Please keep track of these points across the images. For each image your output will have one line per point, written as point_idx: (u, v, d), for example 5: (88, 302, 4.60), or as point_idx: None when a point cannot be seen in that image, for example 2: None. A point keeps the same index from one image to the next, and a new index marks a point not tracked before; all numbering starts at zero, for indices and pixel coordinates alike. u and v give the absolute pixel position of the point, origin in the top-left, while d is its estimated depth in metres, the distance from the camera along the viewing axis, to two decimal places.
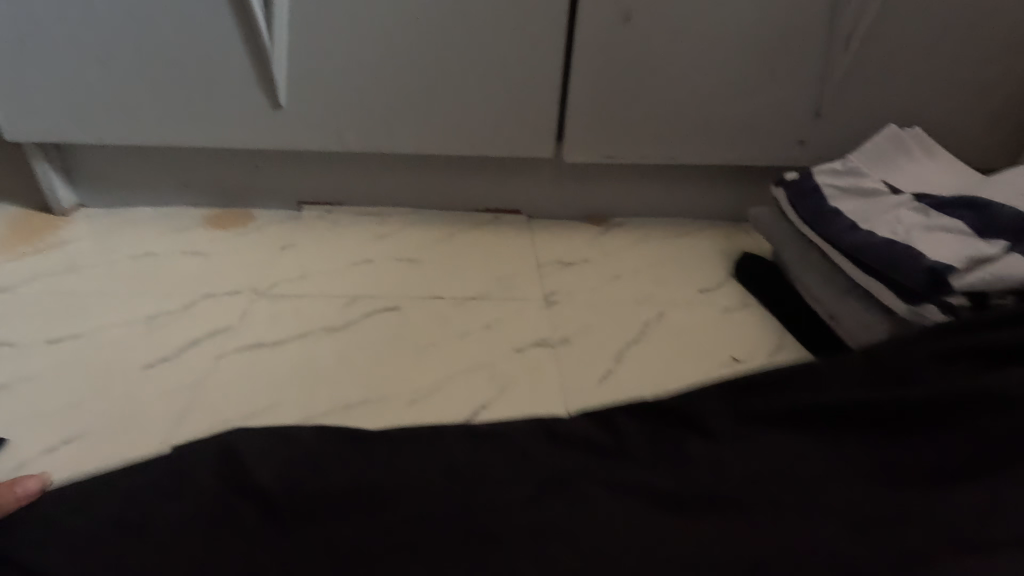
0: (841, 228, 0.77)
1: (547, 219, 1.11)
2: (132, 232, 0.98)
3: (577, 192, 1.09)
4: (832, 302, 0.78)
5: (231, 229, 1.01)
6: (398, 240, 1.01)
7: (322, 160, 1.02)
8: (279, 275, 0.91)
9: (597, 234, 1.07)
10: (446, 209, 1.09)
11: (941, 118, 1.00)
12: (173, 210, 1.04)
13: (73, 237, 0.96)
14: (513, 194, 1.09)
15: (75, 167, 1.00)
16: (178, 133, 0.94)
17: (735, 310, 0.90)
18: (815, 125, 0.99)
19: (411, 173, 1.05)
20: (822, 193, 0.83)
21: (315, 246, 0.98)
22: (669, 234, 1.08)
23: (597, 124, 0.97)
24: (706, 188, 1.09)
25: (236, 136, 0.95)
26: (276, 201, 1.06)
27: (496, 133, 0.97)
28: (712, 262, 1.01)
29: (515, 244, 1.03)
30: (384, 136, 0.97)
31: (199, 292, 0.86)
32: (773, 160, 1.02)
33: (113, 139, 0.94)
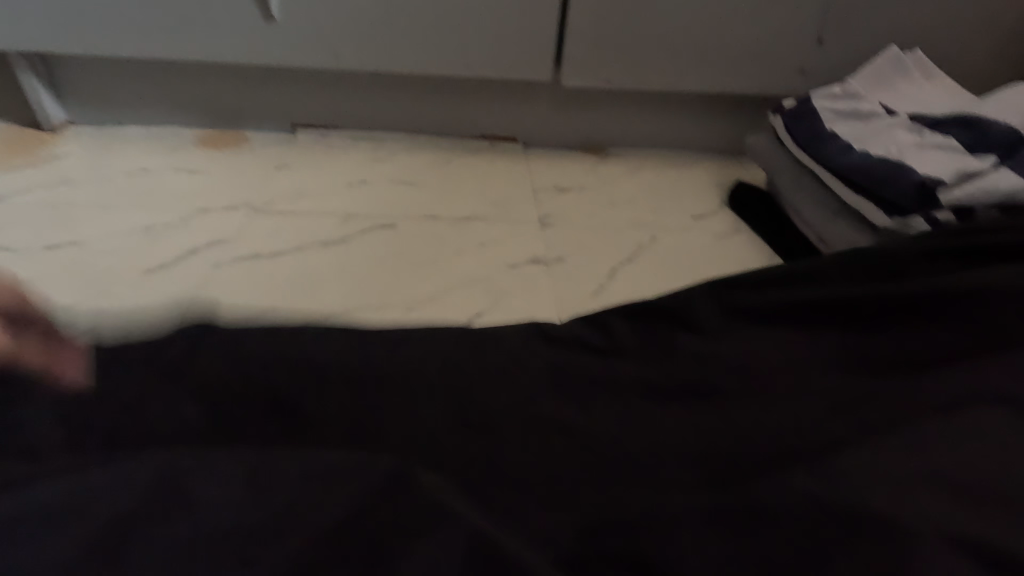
0: (835, 150, 0.78)
1: (544, 148, 1.10)
2: (125, 149, 0.97)
3: (574, 119, 1.08)
4: (822, 224, 0.80)
5: (225, 149, 1.00)
6: (393, 163, 1.01)
7: (316, 79, 1.01)
8: (274, 192, 0.91)
9: (593, 162, 1.07)
10: (443, 135, 1.09)
11: (943, 47, 0.99)
12: (165, 129, 1.03)
13: (65, 152, 0.96)
14: (509, 120, 1.08)
15: (63, 81, 0.98)
16: (168, 45, 0.92)
17: (726, 235, 0.91)
18: (816, 51, 0.98)
19: (407, 95, 1.04)
20: (819, 117, 0.83)
21: (310, 166, 0.98)
22: (665, 164, 1.08)
23: (596, 45, 0.95)
24: (705, 118, 1.08)
25: (227, 49, 0.93)
26: (270, 122, 1.05)
27: (493, 53, 0.96)
28: (706, 191, 1.02)
29: (511, 169, 1.03)
30: (379, 53, 0.95)
31: (194, 206, 0.86)
32: (772, 89, 1.02)
33: (101, 50, 0.92)
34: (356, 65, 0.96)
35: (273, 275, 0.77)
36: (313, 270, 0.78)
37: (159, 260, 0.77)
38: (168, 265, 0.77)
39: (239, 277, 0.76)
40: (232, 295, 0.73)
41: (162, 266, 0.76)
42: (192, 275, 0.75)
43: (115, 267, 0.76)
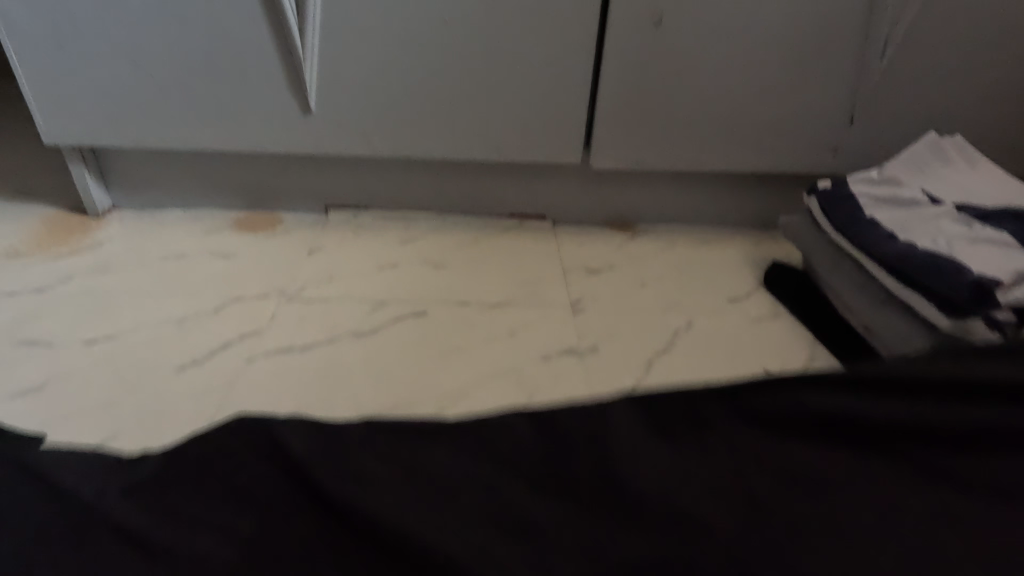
0: (877, 238, 0.75)
1: (572, 226, 1.10)
2: (164, 234, 1.00)
3: (603, 198, 1.08)
4: (868, 314, 0.76)
5: (259, 233, 1.02)
6: (423, 244, 1.01)
7: (350, 165, 1.03)
8: (307, 278, 0.91)
9: (622, 240, 1.06)
10: (471, 214, 1.09)
11: (979, 125, 0.98)
12: (202, 212, 1.05)
13: (107, 238, 0.98)
14: (538, 200, 1.08)
15: (110, 170, 1.03)
16: (211, 136, 0.96)
17: (764, 320, 0.88)
18: (848, 132, 0.97)
19: (437, 178, 1.05)
20: (857, 201, 0.81)
21: (342, 249, 0.99)
22: (697, 242, 1.06)
23: (627, 130, 0.96)
24: (736, 194, 1.07)
25: (267, 139, 0.96)
26: (304, 205, 1.07)
27: (523, 138, 0.97)
28: (739, 270, 0.99)
29: (541, 250, 1.02)
30: (412, 139, 0.97)
31: (228, 295, 0.87)
32: (803, 167, 1.01)
33: (148, 142, 0.96)
34: (389, 151, 0.98)
35: (304, 369, 0.76)
36: (343, 362, 0.77)
37: (191, 355, 0.77)
38: (200, 360, 0.76)
39: (270, 372, 0.75)
40: (262, 391, 0.73)
41: (195, 361, 0.76)
42: (223, 371, 0.75)
43: (149, 362, 0.76)
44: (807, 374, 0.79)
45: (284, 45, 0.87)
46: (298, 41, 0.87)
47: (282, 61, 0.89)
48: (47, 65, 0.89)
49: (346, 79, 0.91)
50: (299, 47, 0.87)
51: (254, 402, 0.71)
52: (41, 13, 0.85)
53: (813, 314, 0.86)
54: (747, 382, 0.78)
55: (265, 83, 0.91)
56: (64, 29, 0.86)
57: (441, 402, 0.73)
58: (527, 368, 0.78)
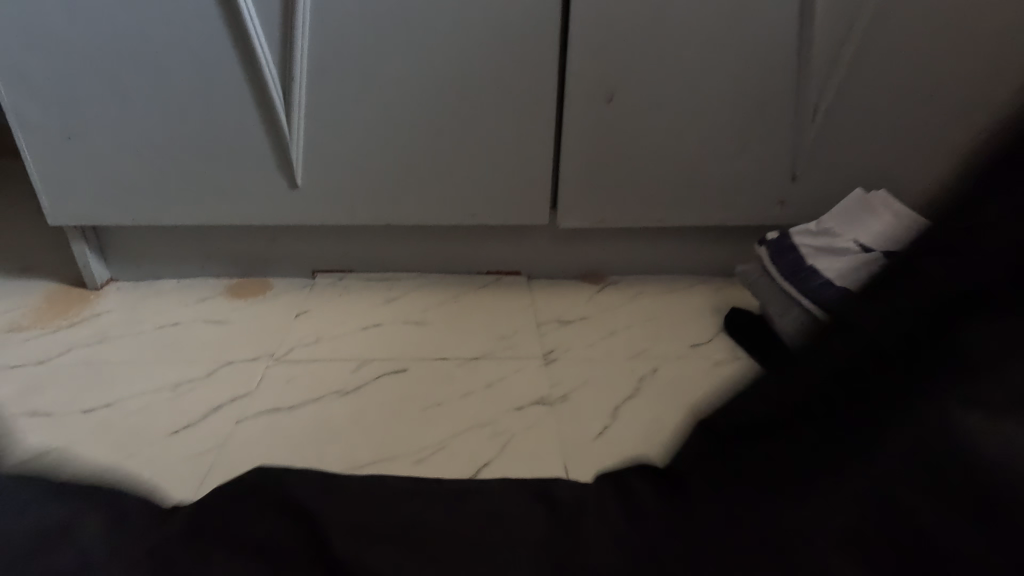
0: (816, 285, 0.83)
1: (546, 280, 1.17)
2: (159, 304, 1.06)
3: (573, 253, 1.16)
4: None
5: (250, 298, 1.08)
6: (404, 303, 1.08)
7: (335, 233, 1.11)
8: (294, 340, 0.97)
9: (592, 292, 1.13)
10: (452, 273, 1.16)
11: (911, 177, 1.07)
12: (197, 281, 1.12)
13: (105, 309, 1.04)
14: (514, 257, 1.16)
15: (109, 245, 1.09)
16: (205, 211, 1.03)
17: (725, 363, 0.94)
18: (792, 187, 1.06)
19: (417, 241, 1.13)
20: (799, 252, 0.90)
21: (328, 311, 1.05)
22: (662, 292, 1.14)
23: (589, 192, 1.05)
24: (696, 246, 1.15)
25: (256, 212, 1.04)
26: (292, 270, 1.14)
27: (494, 202, 1.05)
28: (702, 317, 1.06)
29: (516, 304, 1.09)
30: (392, 207, 1.05)
31: (220, 360, 0.92)
32: (755, 219, 1.09)
33: (146, 219, 1.04)
34: (370, 219, 1.06)
35: (291, 428, 0.80)
36: (328, 419, 0.82)
37: (184, 419, 0.81)
38: (192, 424, 0.81)
39: (259, 431, 0.80)
40: (251, 451, 0.77)
41: (187, 425, 0.81)
42: (213, 434, 0.79)
43: (143, 427, 0.80)
44: None
45: (272, 128, 0.96)
46: (285, 125, 0.96)
47: (271, 143, 0.98)
48: (55, 155, 0.97)
49: (329, 156, 0.99)
50: (287, 131, 0.96)
51: (244, 461, 0.76)
52: (50, 108, 0.93)
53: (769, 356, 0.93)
54: None
55: (255, 163, 0.99)
56: (72, 123, 0.95)
57: (420, 455, 0.77)
58: (502, 419, 0.83)
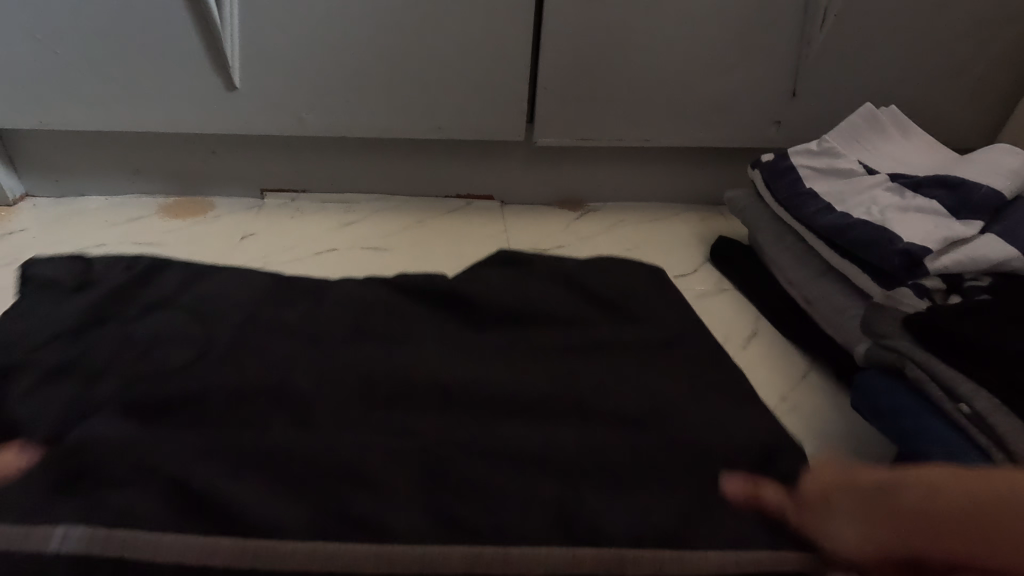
0: (814, 210, 0.76)
1: (520, 205, 1.08)
2: (81, 223, 0.93)
3: (550, 176, 1.06)
4: (807, 284, 0.77)
5: (189, 218, 0.97)
6: (363, 228, 0.98)
7: (281, 146, 0.98)
8: (241, 263, 0.88)
9: (570, 220, 1.06)
10: (418, 195, 1.06)
11: (918, 97, 0.98)
12: (127, 199, 0.99)
13: (20, 227, 0.92)
14: (485, 178, 1.06)
15: (19, 154, 0.95)
16: (126, 115, 0.89)
17: (711, 295, 0.89)
18: (792, 105, 0.97)
19: (377, 159, 1.01)
20: (798, 174, 0.82)
21: (277, 234, 0.95)
22: (643, 220, 1.07)
23: (570, 102, 0.94)
24: (684, 172, 1.07)
25: (187, 116, 0.90)
26: (236, 188, 1.02)
27: (463, 115, 0.94)
28: (686, 248, 1.00)
29: (488, 230, 1.01)
30: (345, 115, 0.92)
31: None
32: (749, 141, 1.00)
33: (56, 123, 0.89)
34: (321, 131, 0.93)
35: None
36: None
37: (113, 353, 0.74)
38: None
39: None
40: None
41: None
42: None
43: None
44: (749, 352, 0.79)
45: (200, 18, 0.82)
46: (215, 10, 0.81)
47: (201, 37, 0.83)
48: None
49: (269, 55, 0.85)
50: (217, 17, 0.81)
51: None
52: None
53: (752, 289, 0.87)
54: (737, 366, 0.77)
55: (180, 52, 0.84)
56: None
57: None
58: None
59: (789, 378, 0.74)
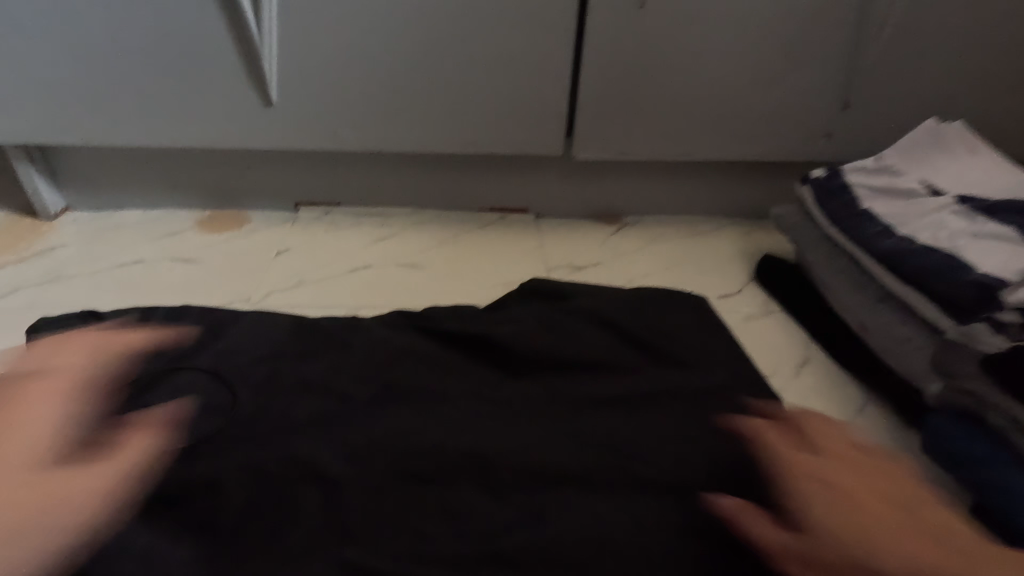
0: (873, 233, 0.73)
1: (555, 218, 1.06)
2: (120, 237, 0.93)
3: (586, 188, 1.04)
4: (863, 311, 0.73)
5: (225, 232, 0.96)
6: (397, 242, 0.97)
7: (315, 159, 0.97)
8: (278, 280, 0.88)
9: (607, 235, 1.03)
10: (452, 209, 1.04)
11: (980, 108, 0.93)
12: (164, 213, 0.99)
13: (61, 242, 0.92)
14: (520, 191, 1.04)
15: (61, 169, 0.96)
16: (165, 130, 0.89)
17: (758, 318, 0.85)
18: (843, 118, 0.92)
19: (411, 172, 1.00)
20: (853, 193, 0.78)
21: (312, 248, 0.94)
22: (683, 235, 1.03)
23: (610, 116, 0.91)
24: (726, 185, 1.03)
25: (224, 132, 0.89)
26: (271, 201, 1.01)
27: (500, 129, 0.91)
28: (729, 266, 0.96)
29: (524, 245, 0.99)
30: (380, 129, 0.91)
31: (188, 302, 0.83)
32: (797, 155, 0.96)
33: (97, 139, 0.89)
34: (357, 146, 0.92)
35: None
36: None
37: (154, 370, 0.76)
38: None
39: None
40: None
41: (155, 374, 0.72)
42: None
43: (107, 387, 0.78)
44: (800, 381, 0.75)
45: (239, 35, 0.81)
46: (254, 28, 0.80)
47: (239, 54, 0.83)
48: None
49: (307, 71, 0.85)
50: (255, 33, 0.81)
51: None
52: None
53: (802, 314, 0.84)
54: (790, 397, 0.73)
55: (218, 68, 0.84)
56: None
57: None
58: None
59: (844, 411, 0.71)
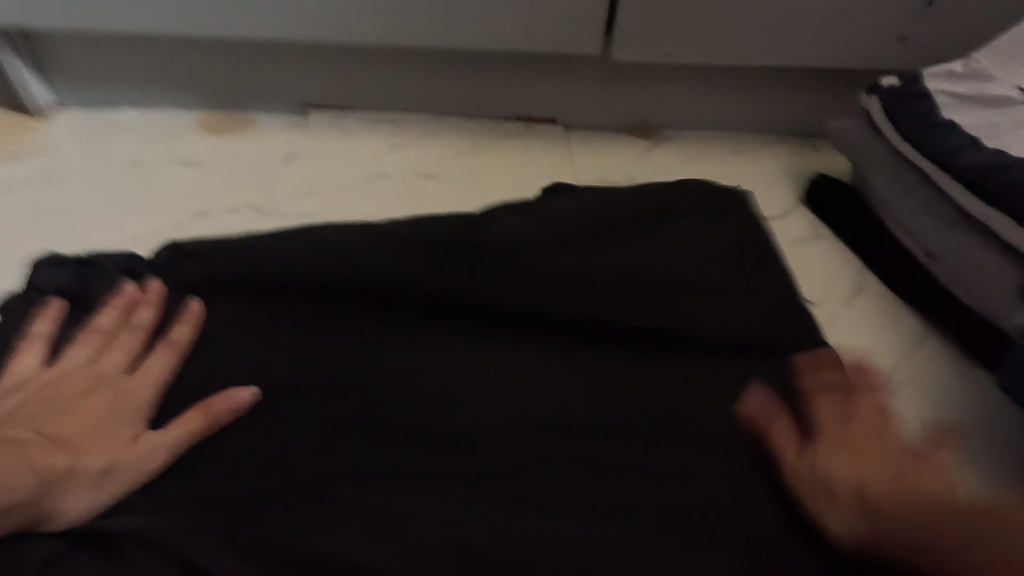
0: (956, 147, 0.64)
1: (586, 130, 0.97)
2: (115, 137, 0.87)
3: (622, 97, 0.94)
4: (932, 235, 0.66)
5: (229, 135, 0.89)
6: (415, 151, 0.90)
7: (324, 55, 0.88)
8: (286, 187, 0.81)
9: (641, 150, 0.94)
10: (473, 116, 0.96)
11: None
12: (162, 112, 0.92)
13: (54, 140, 0.86)
14: (549, 98, 0.94)
15: (46, 59, 0.87)
16: (157, 15, 0.79)
17: (806, 243, 0.78)
18: (923, 19, 0.81)
19: (429, 73, 0.91)
20: (933, 102, 0.69)
21: (322, 155, 0.87)
22: (725, 152, 0.94)
23: (657, 11, 0.80)
24: (778, 97, 0.93)
25: (222, 19, 0.80)
26: (277, 102, 0.93)
27: (531, 23, 0.81)
28: (775, 187, 0.88)
29: (551, 158, 0.91)
30: (397, 21, 0.81)
31: (192, 208, 0.77)
32: (864, 63, 0.85)
33: (82, 24, 0.80)
34: (371, 40, 0.82)
35: None
36: None
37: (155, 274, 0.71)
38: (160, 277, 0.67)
39: None
40: None
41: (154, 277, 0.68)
42: None
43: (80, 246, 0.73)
44: (850, 313, 0.69)
45: None
46: None
47: None
48: None
49: None
50: None
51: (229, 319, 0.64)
52: None
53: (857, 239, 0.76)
54: (838, 331, 0.68)
55: None
56: None
57: None
58: None
59: (899, 345, 0.67)
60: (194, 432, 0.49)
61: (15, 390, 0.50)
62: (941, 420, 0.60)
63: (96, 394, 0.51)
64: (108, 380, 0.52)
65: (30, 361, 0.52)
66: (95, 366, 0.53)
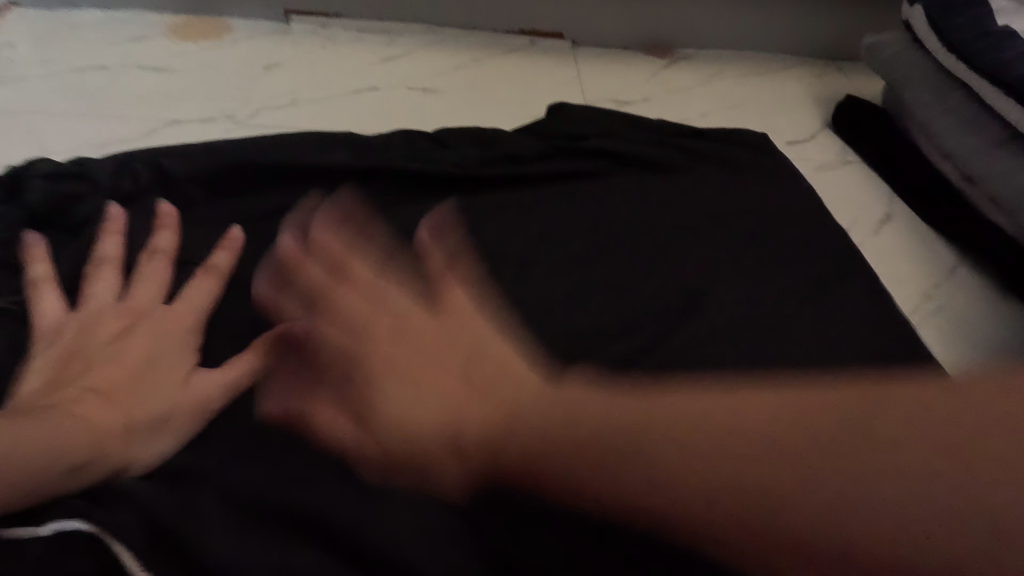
0: (1009, 56, 0.58)
1: (595, 47, 0.89)
2: (76, 39, 0.78)
3: (638, 8, 0.85)
4: (972, 156, 0.61)
5: (203, 40, 0.80)
6: (409, 63, 0.82)
7: None
8: (267, 97, 0.74)
9: (656, 69, 0.86)
10: (474, 28, 0.87)
11: None
12: (129, 13, 0.82)
13: (7, 41, 0.77)
14: (557, 7, 0.85)
15: None
16: None
17: (831, 168, 0.73)
18: None
19: None
20: (986, 7, 0.63)
21: (307, 64, 0.79)
22: (747, 72, 0.87)
23: None
24: (809, 11, 0.85)
25: None
26: (256, 6, 0.84)
27: None
28: (800, 110, 0.81)
29: (557, 76, 0.83)
30: None
31: (162, 116, 0.70)
32: None
33: None
34: None
35: None
36: None
37: None
38: None
39: None
40: None
41: None
42: None
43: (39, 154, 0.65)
44: (879, 241, 0.64)
45: None
46: None
47: None
48: None
49: None
50: None
51: None
52: None
53: (888, 163, 0.71)
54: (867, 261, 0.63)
55: None
56: None
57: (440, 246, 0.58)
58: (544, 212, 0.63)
59: (936, 273, 0.61)
60: (253, 371, 0.42)
61: (58, 334, 0.41)
62: (981, 349, 0.56)
63: (133, 337, 0.41)
64: (138, 316, 0.43)
65: (53, 304, 0.43)
66: (127, 301, 0.44)
